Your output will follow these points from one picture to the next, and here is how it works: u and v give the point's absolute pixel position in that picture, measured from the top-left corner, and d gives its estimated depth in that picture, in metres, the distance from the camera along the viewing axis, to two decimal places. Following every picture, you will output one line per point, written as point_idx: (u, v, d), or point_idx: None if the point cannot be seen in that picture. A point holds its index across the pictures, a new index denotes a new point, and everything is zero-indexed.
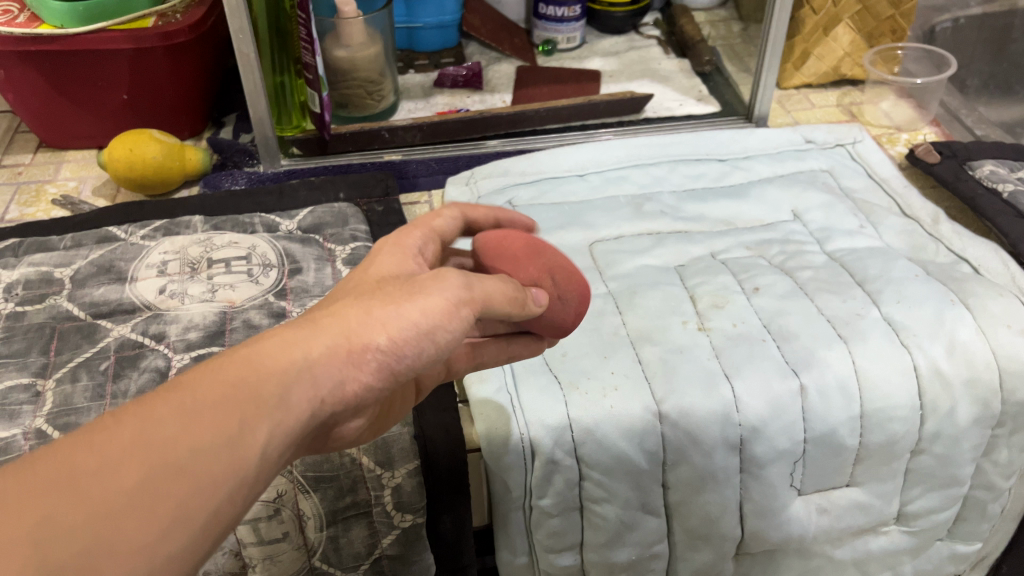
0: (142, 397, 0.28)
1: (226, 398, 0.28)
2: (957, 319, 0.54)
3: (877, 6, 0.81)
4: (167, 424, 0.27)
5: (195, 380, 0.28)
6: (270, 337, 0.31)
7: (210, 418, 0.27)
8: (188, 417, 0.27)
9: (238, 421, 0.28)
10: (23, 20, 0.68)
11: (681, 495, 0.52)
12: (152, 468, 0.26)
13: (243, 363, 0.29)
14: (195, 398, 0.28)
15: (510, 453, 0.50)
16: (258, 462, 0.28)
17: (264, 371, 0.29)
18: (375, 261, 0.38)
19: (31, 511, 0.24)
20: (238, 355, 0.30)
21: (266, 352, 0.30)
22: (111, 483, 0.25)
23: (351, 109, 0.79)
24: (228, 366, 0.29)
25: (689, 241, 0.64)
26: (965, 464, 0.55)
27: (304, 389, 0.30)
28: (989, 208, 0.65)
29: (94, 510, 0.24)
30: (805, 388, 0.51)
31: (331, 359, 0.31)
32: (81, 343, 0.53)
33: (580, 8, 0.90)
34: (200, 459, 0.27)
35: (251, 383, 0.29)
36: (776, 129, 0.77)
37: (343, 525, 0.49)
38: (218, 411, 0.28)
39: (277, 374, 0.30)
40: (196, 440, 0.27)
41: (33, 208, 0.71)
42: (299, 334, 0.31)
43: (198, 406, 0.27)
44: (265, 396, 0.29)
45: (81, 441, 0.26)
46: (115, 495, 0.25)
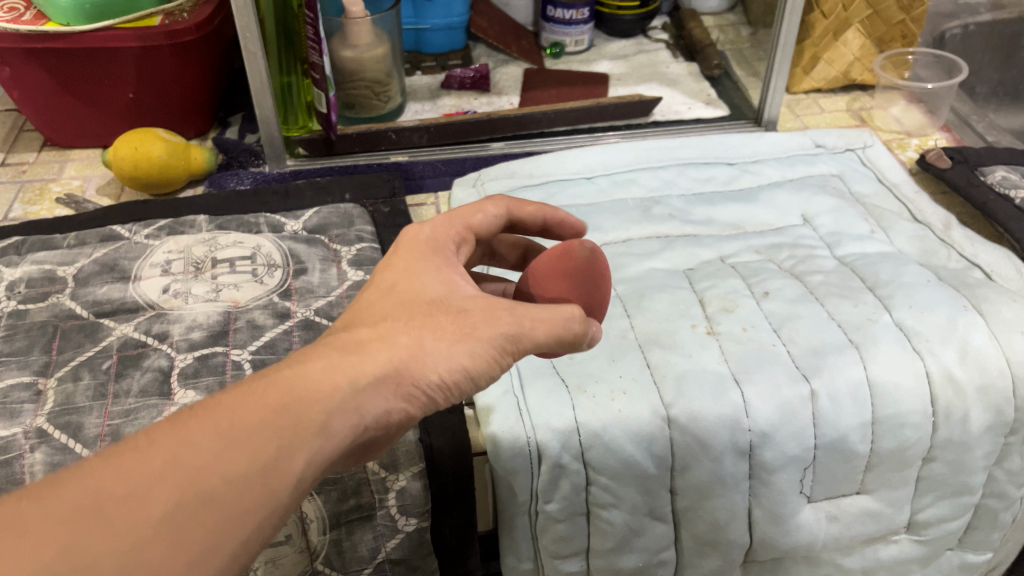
0: (186, 417, 0.29)
1: (266, 427, 0.29)
2: (970, 325, 0.53)
3: (887, 11, 0.81)
4: (202, 453, 0.28)
5: (237, 405, 0.29)
6: (316, 360, 0.31)
7: (246, 448, 0.29)
8: (225, 445, 0.28)
9: (274, 451, 0.29)
10: (29, 17, 0.68)
11: (689, 501, 0.51)
12: (183, 496, 0.27)
13: (285, 389, 0.30)
14: (235, 425, 0.29)
15: (516, 457, 0.49)
16: (291, 489, 0.30)
17: (305, 399, 0.30)
18: (421, 265, 0.37)
19: (65, 530, 0.26)
20: (282, 379, 0.31)
21: (308, 380, 0.31)
22: (143, 510, 0.27)
23: (358, 110, 0.79)
24: (270, 391, 0.30)
25: (697, 244, 0.63)
26: (977, 472, 0.54)
27: (347, 417, 0.31)
28: (1001, 214, 0.64)
29: (125, 536, 0.26)
30: (816, 394, 0.51)
31: (377, 388, 0.32)
32: (83, 342, 0.53)
33: (588, 11, 0.90)
34: (229, 490, 0.28)
35: (291, 412, 0.30)
36: (786, 134, 0.76)
37: (347, 529, 0.48)
38: (256, 440, 0.29)
39: (318, 403, 0.30)
40: (228, 470, 0.28)
41: (37, 206, 0.71)
42: (345, 359, 0.32)
43: (236, 434, 0.29)
44: (304, 426, 0.30)
45: (123, 460, 0.28)
46: (146, 522, 0.27)
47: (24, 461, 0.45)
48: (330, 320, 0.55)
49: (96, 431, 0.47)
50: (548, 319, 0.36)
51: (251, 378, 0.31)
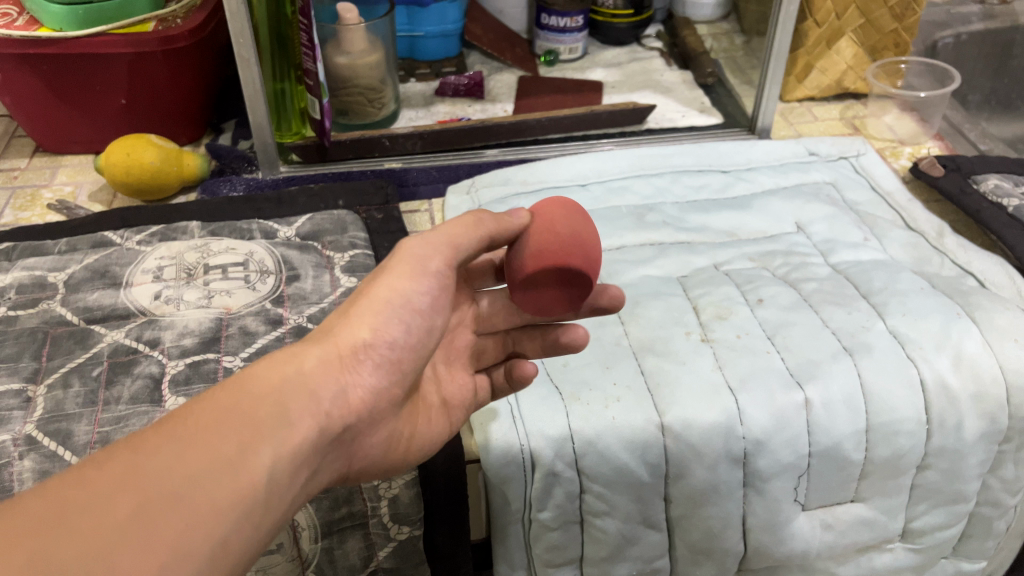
0: (139, 434, 0.30)
1: (226, 426, 0.31)
2: (964, 332, 0.53)
3: (880, 20, 0.81)
4: (162, 454, 0.29)
5: (189, 412, 0.31)
6: (259, 363, 0.34)
7: (208, 446, 0.30)
8: (184, 445, 0.30)
9: (235, 445, 0.31)
10: (22, 23, 0.68)
11: (683, 509, 0.51)
12: (150, 495, 0.28)
13: (232, 393, 0.32)
14: (182, 437, 0.30)
15: (510, 465, 0.49)
16: (263, 483, 0.31)
17: (255, 396, 0.32)
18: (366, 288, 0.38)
19: (33, 543, 0.26)
20: (229, 385, 0.33)
21: (256, 377, 0.33)
22: (112, 511, 0.27)
23: (352, 117, 0.79)
24: (218, 398, 0.32)
25: (691, 252, 0.63)
26: (971, 480, 0.54)
27: (298, 410, 0.33)
28: (994, 221, 0.64)
29: (98, 537, 0.26)
30: (810, 401, 0.51)
31: (327, 371, 0.35)
32: (73, 348, 0.53)
33: (582, 19, 0.90)
34: (197, 484, 0.29)
35: (245, 409, 0.32)
36: (779, 142, 0.76)
37: (338, 537, 0.48)
38: (213, 436, 0.30)
39: (267, 397, 0.33)
40: (190, 470, 0.29)
41: (28, 212, 0.70)
42: (288, 357, 0.35)
43: (193, 434, 0.30)
44: (262, 419, 0.32)
45: (82, 477, 0.28)
46: (116, 522, 0.27)
47: (12, 469, 0.44)
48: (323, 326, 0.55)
49: (86, 438, 0.46)
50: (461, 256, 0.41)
51: (187, 404, 0.32)
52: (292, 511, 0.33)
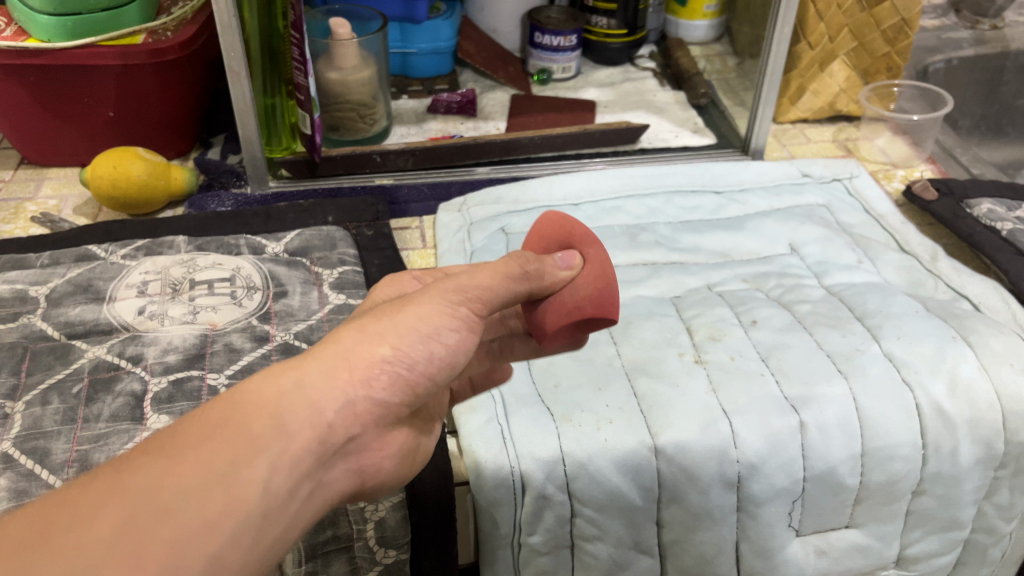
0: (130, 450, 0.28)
1: (215, 437, 0.28)
2: (960, 357, 0.53)
3: (873, 43, 0.81)
4: (149, 466, 0.27)
5: (182, 424, 0.29)
6: (257, 373, 0.31)
7: (197, 457, 0.27)
8: (174, 457, 0.27)
9: (229, 458, 0.28)
10: (10, 34, 0.67)
11: (675, 534, 0.50)
12: (133, 514, 0.25)
13: (228, 403, 0.30)
14: (173, 448, 0.28)
15: (500, 488, 0.48)
16: (259, 497, 0.28)
17: (251, 405, 0.29)
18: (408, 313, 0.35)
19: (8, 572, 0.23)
20: (225, 396, 0.30)
21: (251, 387, 0.30)
22: (96, 529, 0.25)
23: (342, 133, 0.78)
24: (215, 408, 0.29)
25: (684, 272, 0.62)
26: (966, 507, 0.53)
27: (304, 421, 0.30)
28: (988, 245, 0.64)
29: (72, 561, 0.24)
30: (805, 425, 0.50)
31: (330, 381, 0.31)
32: (54, 363, 0.51)
33: (576, 38, 0.90)
34: (187, 498, 0.26)
35: (237, 419, 0.29)
36: (772, 163, 0.76)
37: (322, 561, 0.47)
38: (206, 448, 0.28)
39: (264, 406, 0.30)
40: (180, 481, 0.27)
41: (11, 224, 0.69)
42: (288, 365, 0.32)
43: (186, 447, 0.28)
44: (257, 429, 0.29)
45: (67, 494, 0.26)
46: (97, 540, 0.24)
47: None
48: (310, 344, 0.54)
49: (64, 456, 0.45)
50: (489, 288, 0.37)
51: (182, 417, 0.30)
52: (301, 522, 0.31)
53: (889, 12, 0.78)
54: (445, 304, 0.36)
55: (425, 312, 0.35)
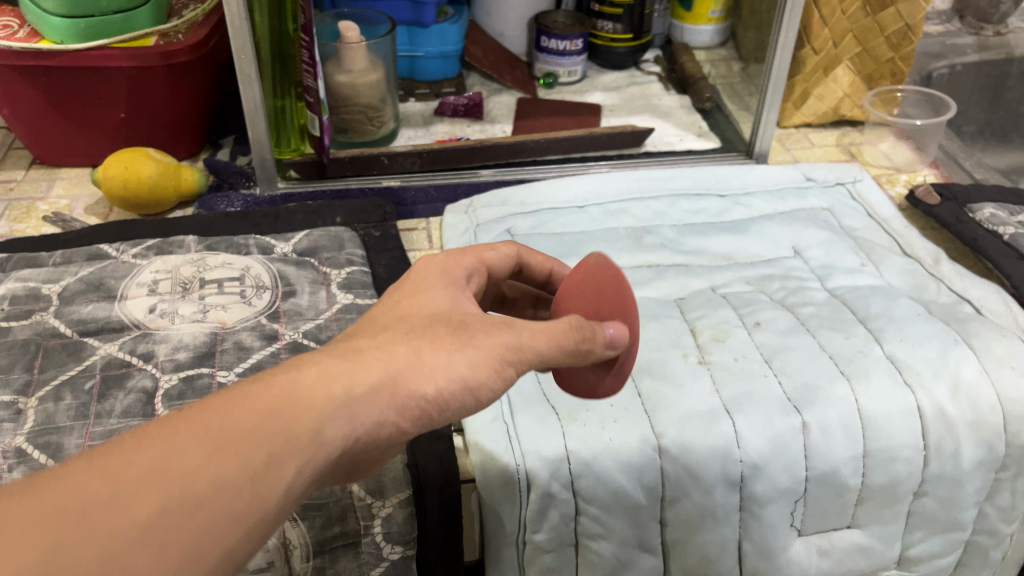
0: (174, 418, 0.28)
1: (258, 433, 0.28)
2: (962, 360, 0.53)
3: (876, 49, 0.82)
4: (194, 450, 0.26)
5: (230, 406, 0.28)
6: (311, 365, 0.30)
7: (240, 451, 0.27)
8: (218, 444, 0.27)
9: (264, 457, 0.27)
10: (23, 35, 0.68)
11: (678, 533, 0.51)
12: (169, 501, 0.25)
13: (279, 392, 0.29)
14: (218, 433, 0.27)
15: (505, 485, 0.48)
16: (283, 499, 0.28)
17: (298, 402, 0.29)
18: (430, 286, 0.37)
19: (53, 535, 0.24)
20: (276, 382, 0.29)
21: (302, 383, 0.29)
22: (131, 515, 0.25)
23: (351, 135, 0.79)
24: (261, 396, 0.28)
25: (688, 274, 0.63)
26: (968, 509, 0.54)
27: (339, 429, 0.29)
28: (991, 249, 0.64)
29: (110, 537, 0.24)
30: (807, 425, 0.50)
31: (372, 396, 0.30)
32: (66, 360, 0.52)
33: (582, 43, 0.90)
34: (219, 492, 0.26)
35: (282, 417, 0.28)
36: (776, 167, 0.77)
37: (330, 557, 0.47)
38: (247, 444, 0.27)
39: (311, 407, 0.29)
40: (218, 474, 0.26)
41: (23, 224, 0.70)
42: (340, 365, 0.30)
43: (224, 437, 0.27)
44: (298, 432, 0.28)
45: (109, 460, 0.26)
46: (133, 521, 0.24)
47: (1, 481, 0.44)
48: (319, 343, 0.55)
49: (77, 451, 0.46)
50: (544, 329, 0.36)
51: (234, 388, 0.29)
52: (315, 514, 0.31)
53: (893, 17, 0.79)
54: (496, 361, 0.33)
55: (479, 339, 0.33)
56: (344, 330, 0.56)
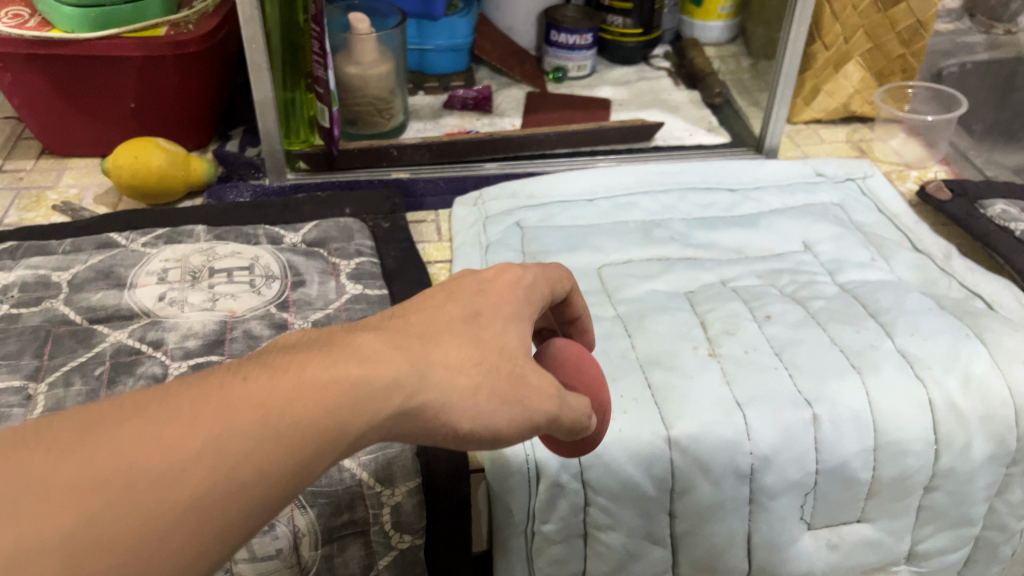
0: (240, 380, 0.25)
1: (320, 422, 0.26)
2: (973, 354, 0.53)
3: (887, 45, 0.82)
4: (254, 428, 0.24)
5: (299, 384, 0.26)
6: (380, 361, 0.28)
7: (297, 440, 0.25)
8: (280, 430, 0.25)
9: (315, 450, 0.25)
10: (34, 24, 0.68)
11: (687, 525, 0.50)
12: (220, 479, 0.23)
13: (344, 380, 0.27)
14: (283, 414, 0.25)
15: (514, 475, 0.48)
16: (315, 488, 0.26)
17: (359, 399, 0.27)
18: (502, 306, 0.34)
19: (87, 506, 0.21)
20: (346, 369, 0.27)
21: (371, 379, 0.27)
22: (181, 489, 0.22)
23: (359, 127, 0.79)
24: (328, 381, 0.26)
25: (698, 267, 0.63)
26: (978, 503, 0.54)
27: (374, 433, 0.28)
28: (1002, 245, 0.64)
29: (156, 508, 0.22)
30: (818, 418, 0.50)
31: (422, 411, 0.29)
32: (76, 347, 0.52)
33: (592, 37, 0.90)
34: (259, 486, 0.24)
35: (346, 411, 0.26)
36: (786, 162, 0.76)
37: (338, 544, 0.47)
38: (307, 433, 0.25)
39: (368, 406, 0.27)
40: (268, 462, 0.24)
41: (32, 212, 0.70)
42: (407, 372, 0.29)
43: (287, 422, 0.25)
44: (352, 431, 0.26)
45: (169, 414, 0.23)
46: (182, 496, 0.22)
47: None
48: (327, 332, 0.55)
49: None
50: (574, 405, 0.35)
51: (302, 358, 0.27)
52: None
53: (904, 13, 0.79)
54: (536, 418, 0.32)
55: (527, 394, 0.32)
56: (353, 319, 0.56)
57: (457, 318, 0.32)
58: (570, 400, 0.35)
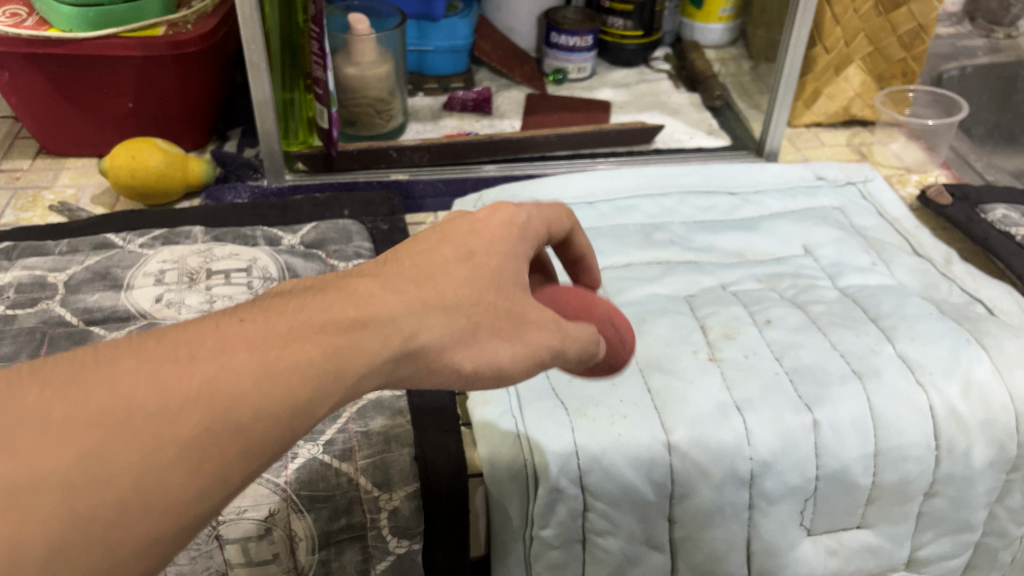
0: (236, 326, 0.26)
1: (314, 367, 0.26)
2: (974, 359, 0.53)
3: (888, 49, 0.82)
4: (250, 371, 0.25)
5: (294, 331, 0.27)
6: (377, 304, 0.29)
7: (292, 385, 0.26)
8: (273, 373, 0.26)
9: (310, 392, 0.26)
10: (31, 23, 0.67)
11: (687, 530, 0.50)
12: (215, 421, 0.24)
13: (339, 327, 0.28)
14: (277, 358, 0.26)
15: (513, 479, 0.48)
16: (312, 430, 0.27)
17: (354, 346, 0.28)
18: (504, 247, 0.35)
19: (80, 442, 0.22)
20: (342, 316, 0.28)
21: (366, 325, 0.28)
22: (177, 430, 0.24)
23: (359, 128, 0.78)
24: (323, 327, 0.27)
25: (698, 271, 0.63)
26: (978, 509, 0.53)
27: (373, 374, 0.28)
28: (1003, 249, 0.64)
29: (154, 448, 0.23)
30: (818, 423, 0.50)
31: (421, 355, 0.30)
32: (72, 349, 0.52)
33: (592, 39, 0.90)
34: (253, 426, 0.25)
35: (339, 357, 0.27)
36: (787, 165, 0.76)
37: (336, 549, 0.47)
38: (302, 375, 0.26)
39: (363, 352, 0.28)
40: (264, 405, 0.25)
41: (29, 213, 0.70)
42: (405, 315, 0.30)
43: (282, 366, 0.26)
44: (348, 375, 0.27)
45: (166, 357, 0.25)
46: (178, 436, 0.23)
47: None
48: None
49: None
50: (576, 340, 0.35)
51: (299, 305, 0.28)
52: None
53: (905, 16, 0.78)
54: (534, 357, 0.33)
55: (527, 333, 0.33)
56: None
57: (451, 258, 0.33)
58: (572, 329, 0.36)
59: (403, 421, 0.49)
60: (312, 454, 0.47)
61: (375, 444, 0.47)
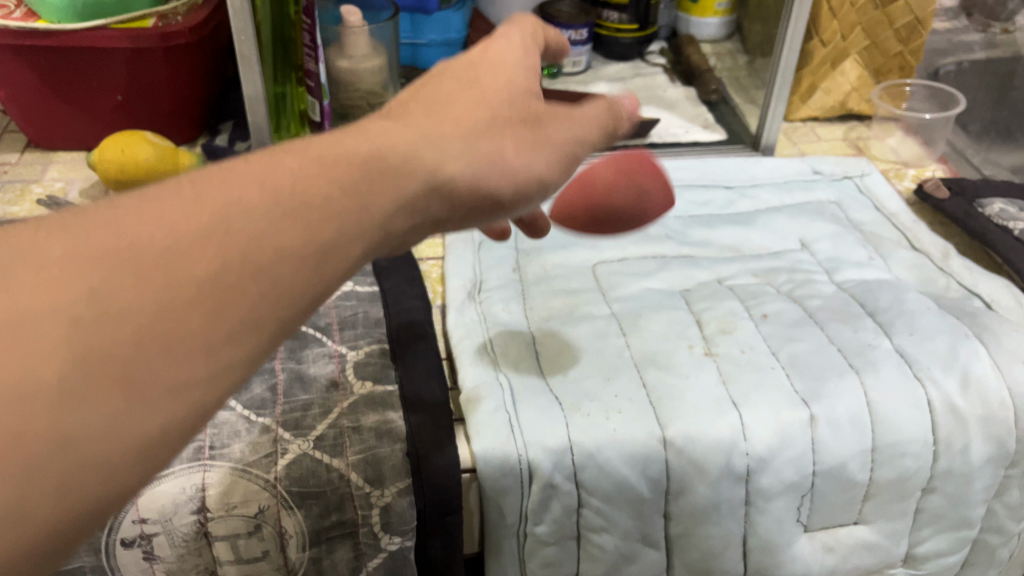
0: (239, 171, 0.26)
1: (325, 203, 0.26)
2: (972, 354, 0.52)
3: (886, 43, 0.81)
4: (256, 206, 0.25)
5: (301, 171, 0.26)
6: (378, 142, 0.29)
7: (305, 218, 0.25)
8: (283, 209, 0.25)
9: (330, 230, 0.26)
10: (19, 15, 0.67)
11: (682, 527, 0.50)
12: (232, 253, 0.24)
13: (346, 164, 0.27)
14: (284, 191, 0.25)
15: (506, 476, 0.47)
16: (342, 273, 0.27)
17: (364, 184, 0.27)
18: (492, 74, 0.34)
19: (67, 310, 0.21)
20: (347, 156, 0.28)
21: (375, 164, 0.28)
22: (192, 262, 0.23)
23: (351, 122, 0.77)
24: (331, 165, 0.27)
25: (694, 266, 0.62)
26: (976, 506, 0.53)
27: (393, 211, 0.28)
28: (1000, 244, 0.63)
29: (169, 279, 0.23)
30: (816, 419, 0.49)
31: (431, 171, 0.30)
32: None
33: (587, 32, 0.89)
34: (273, 262, 0.24)
35: (350, 191, 0.27)
36: (783, 159, 0.75)
37: (326, 546, 0.46)
38: (316, 208, 0.26)
39: (375, 188, 0.28)
40: (281, 241, 0.25)
41: (17, 207, 0.69)
42: (408, 146, 0.29)
43: (291, 198, 0.25)
44: (365, 211, 0.27)
45: (171, 197, 0.24)
46: (192, 269, 0.23)
47: None
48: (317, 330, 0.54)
49: None
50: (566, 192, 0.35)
51: (303, 153, 0.28)
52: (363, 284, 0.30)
53: (902, 10, 0.78)
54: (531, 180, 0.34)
55: (512, 157, 0.33)
56: (343, 318, 0.55)
57: (441, 108, 0.32)
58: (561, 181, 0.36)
59: (395, 417, 0.48)
60: (303, 450, 0.46)
61: (366, 440, 0.47)
